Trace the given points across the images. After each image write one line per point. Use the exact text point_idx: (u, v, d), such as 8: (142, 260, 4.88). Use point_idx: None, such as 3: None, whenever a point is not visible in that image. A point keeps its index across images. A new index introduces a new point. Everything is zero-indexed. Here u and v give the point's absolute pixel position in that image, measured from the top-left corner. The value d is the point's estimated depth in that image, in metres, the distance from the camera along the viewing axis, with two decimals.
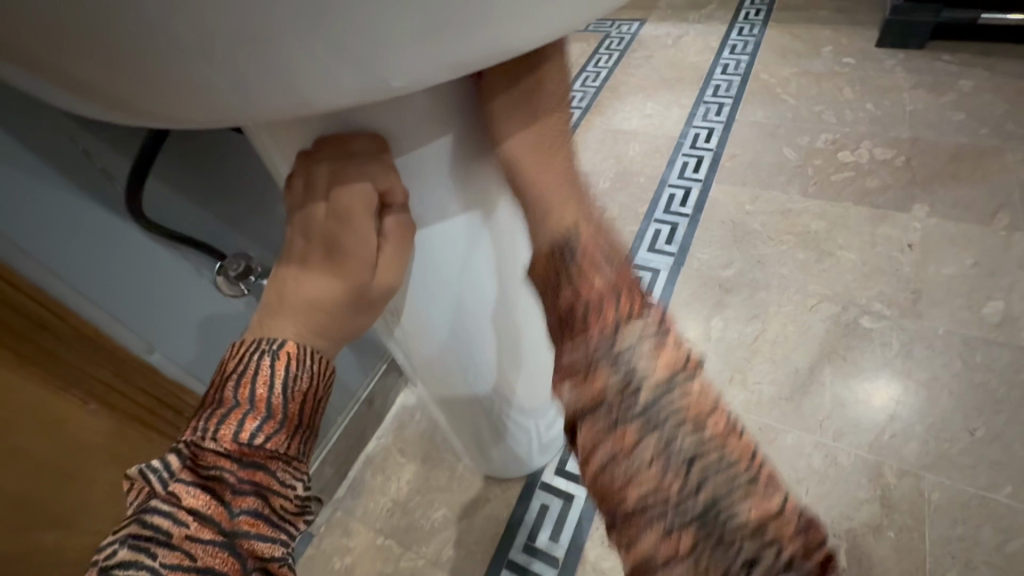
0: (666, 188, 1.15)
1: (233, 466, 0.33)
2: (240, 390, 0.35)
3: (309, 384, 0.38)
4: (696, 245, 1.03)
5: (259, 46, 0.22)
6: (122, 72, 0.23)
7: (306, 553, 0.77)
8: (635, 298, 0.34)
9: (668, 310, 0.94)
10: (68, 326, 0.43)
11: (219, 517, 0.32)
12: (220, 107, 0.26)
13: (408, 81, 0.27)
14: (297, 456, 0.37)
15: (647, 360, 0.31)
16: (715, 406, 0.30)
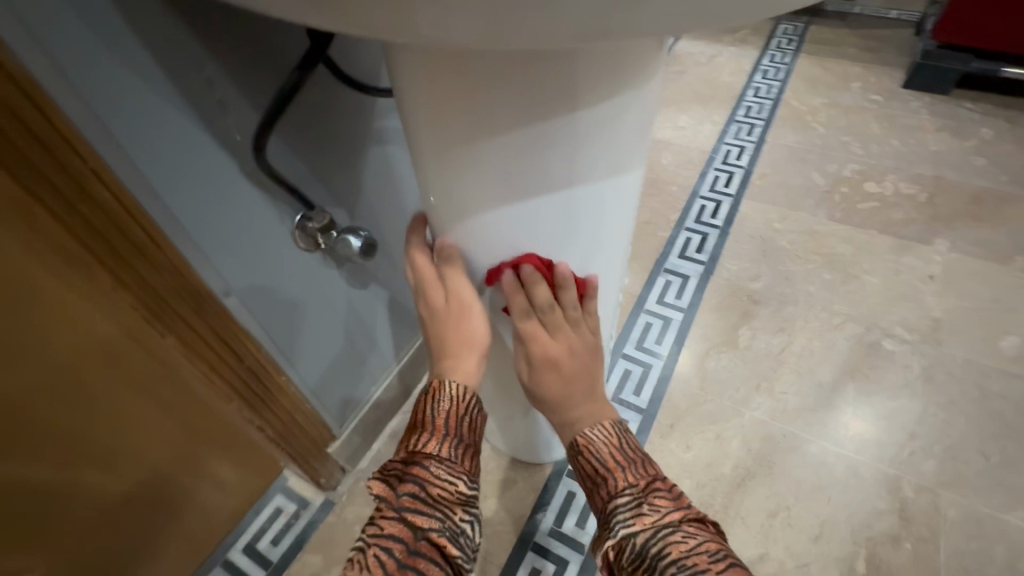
0: (697, 199, 1.18)
1: (404, 466, 0.50)
2: (412, 418, 0.54)
3: (453, 401, 0.52)
4: (727, 256, 1.06)
5: None
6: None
7: (327, 519, 0.77)
8: (630, 468, 0.54)
9: (696, 315, 0.96)
10: (163, 257, 0.43)
11: (389, 498, 0.49)
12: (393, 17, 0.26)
13: (561, 36, 0.28)
14: (451, 456, 0.51)
15: (637, 522, 0.49)
16: (702, 544, 0.47)
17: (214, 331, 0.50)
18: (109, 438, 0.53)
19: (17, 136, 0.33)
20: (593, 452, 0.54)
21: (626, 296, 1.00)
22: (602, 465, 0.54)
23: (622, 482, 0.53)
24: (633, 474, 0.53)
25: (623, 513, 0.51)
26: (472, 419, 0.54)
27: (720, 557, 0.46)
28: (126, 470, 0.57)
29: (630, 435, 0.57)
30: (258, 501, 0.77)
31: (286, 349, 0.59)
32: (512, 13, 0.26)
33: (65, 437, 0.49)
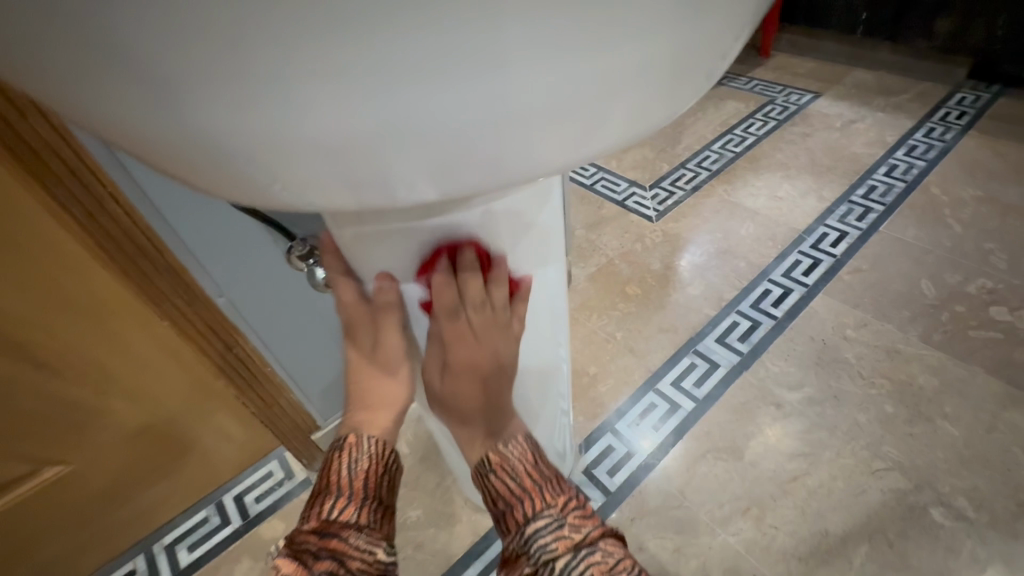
0: (763, 282, 1.06)
1: (317, 538, 0.51)
2: (325, 479, 0.56)
3: (370, 458, 0.57)
4: (771, 354, 0.94)
5: (302, 158, 0.25)
6: (247, 150, 0.25)
7: (300, 496, 0.87)
8: (537, 490, 0.56)
9: (710, 410, 0.88)
10: (164, 260, 0.56)
11: (300, 574, 0.48)
12: (267, 197, 0.29)
13: (442, 194, 0.29)
14: (368, 523, 0.53)
15: (555, 540, 0.52)
16: (612, 564, 0.51)
17: (205, 321, 0.62)
18: (122, 378, 0.67)
19: (41, 151, 0.46)
20: (508, 470, 0.57)
21: (641, 368, 0.95)
22: (515, 488, 0.56)
23: (539, 503, 0.55)
24: (546, 494, 0.56)
25: (541, 529, 0.53)
26: (386, 477, 0.58)
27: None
28: (145, 411, 0.72)
29: (534, 450, 0.59)
30: (258, 460, 0.89)
31: (272, 346, 0.69)
32: (401, 174, 0.26)
33: (86, 368, 0.64)
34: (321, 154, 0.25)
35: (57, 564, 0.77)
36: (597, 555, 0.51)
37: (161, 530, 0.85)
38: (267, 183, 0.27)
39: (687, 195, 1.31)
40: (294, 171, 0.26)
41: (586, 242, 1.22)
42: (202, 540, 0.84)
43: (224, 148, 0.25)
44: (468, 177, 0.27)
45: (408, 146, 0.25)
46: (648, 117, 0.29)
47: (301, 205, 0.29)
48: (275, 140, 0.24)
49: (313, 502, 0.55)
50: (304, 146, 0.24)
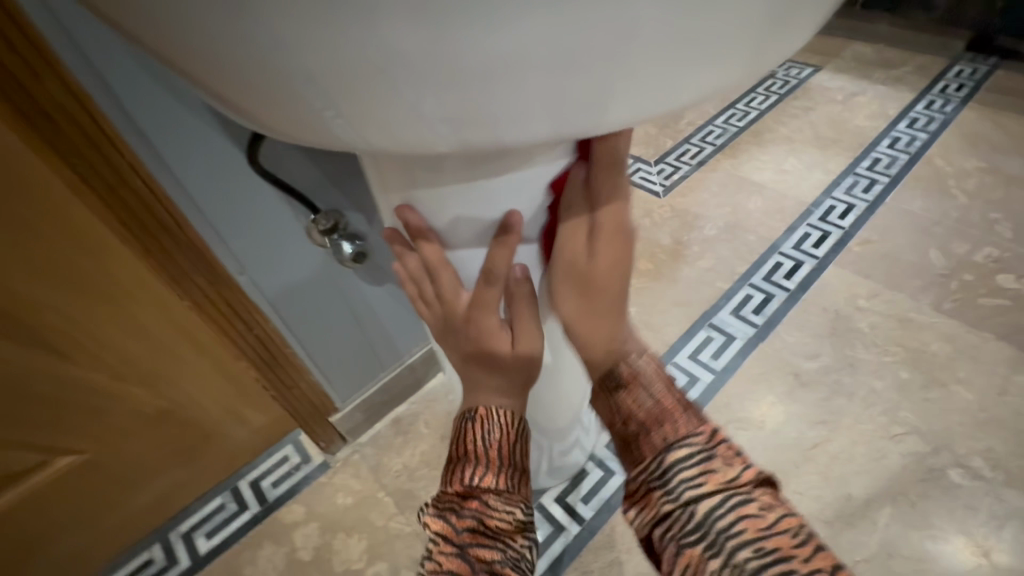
0: (774, 255, 1.07)
1: (460, 499, 0.49)
2: (460, 443, 0.52)
3: (504, 421, 0.51)
4: (786, 325, 0.95)
5: (386, 90, 0.26)
6: (339, 79, 0.26)
7: (319, 479, 0.85)
8: (677, 415, 0.51)
9: (728, 381, 0.88)
10: (182, 233, 0.53)
11: (449, 536, 0.48)
12: (336, 130, 0.30)
13: (508, 139, 0.30)
14: (509, 489, 0.50)
15: (699, 478, 0.47)
16: (770, 520, 0.43)
17: (224, 300, 0.59)
18: (136, 361, 0.64)
19: (54, 114, 0.43)
20: (643, 389, 0.53)
21: (658, 342, 0.95)
22: (646, 413, 0.52)
23: (677, 432, 0.50)
24: (686, 424, 0.51)
25: (677, 457, 0.48)
26: (522, 436, 0.52)
27: (794, 527, 0.43)
28: (160, 396, 0.69)
29: (669, 378, 0.54)
30: (274, 445, 0.87)
31: (292, 326, 0.67)
32: (480, 101, 0.27)
33: (99, 351, 0.60)
34: (401, 81, 0.25)
35: (68, 557, 0.74)
36: (747, 507, 0.44)
37: (175, 519, 0.82)
38: (345, 118, 0.28)
39: (693, 170, 1.30)
40: (375, 102, 0.27)
41: None
42: (220, 527, 0.81)
43: (313, 75, 0.26)
44: (541, 107, 0.28)
45: (492, 84, 0.26)
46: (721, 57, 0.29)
47: (375, 141, 0.30)
48: (361, 70, 0.25)
49: (450, 462, 0.52)
50: (394, 78, 0.25)
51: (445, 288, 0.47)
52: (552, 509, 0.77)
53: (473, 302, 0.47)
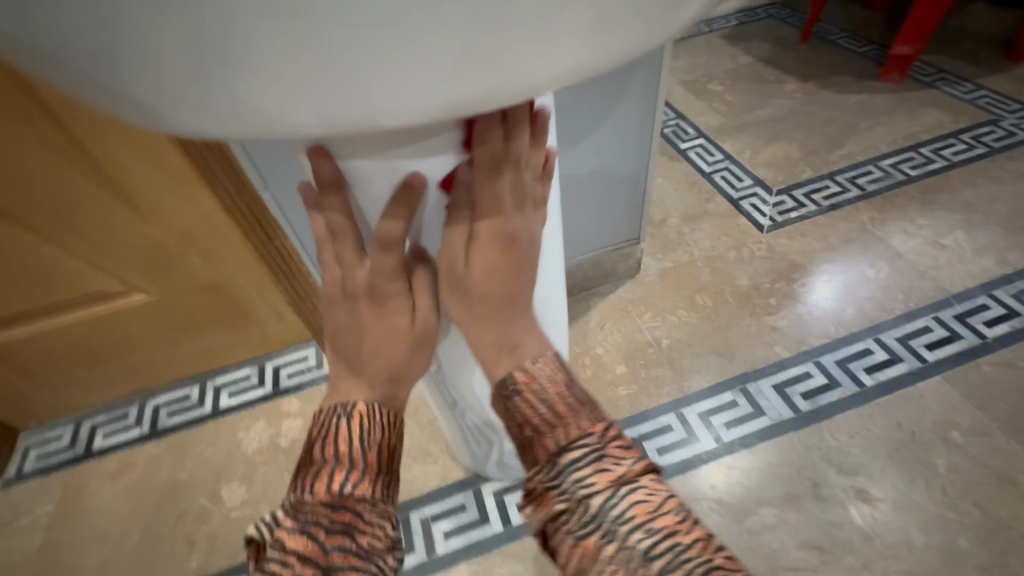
0: (866, 340, 0.87)
1: (325, 512, 0.46)
2: (326, 449, 0.49)
3: (382, 425, 0.51)
4: (836, 424, 0.78)
5: (241, 65, 0.24)
6: (177, 53, 0.23)
7: (320, 385, 0.95)
8: (567, 418, 0.49)
9: (729, 457, 0.77)
10: (217, 144, 0.62)
11: (314, 555, 0.44)
12: (190, 113, 0.27)
13: (397, 118, 0.28)
14: (383, 498, 0.49)
15: (598, 475, 0.46)
16: (658, 504, 0.45)
17: (249, 208, 0.69)
18: (195, 235, 0.78)
19: None
20: (537, 393, 0.50)
21: (675, 386, 0.86)
22: (546, 413, 0.49)
23: (572, 432, 0.49)
24: (584, 423, 0.49)
25: (574, 457, 0.47)
26: (393, 441, 0.52)
27: (688, 519, 0.44)
28: (212, 270, 0.84)
29: (561, 365, 0.52)
30: (302, 342, 1.00)
31: (308, 248, 0.75)
32: (353, 79, 0.25)
33: (166, 218, 0.75)
34: (257, 52, 0.23)
35: (137, 373, 0.95)
36: (641, 495, 0.45)
37: (217, 372, 0.99)
38: (198, 98, 0.26)
39: (819, 212, 1.10)
40: (235, 78, 0.25)
41: (675, 233, 1.10)
42: (240, 393, 0.96)
43: (143, 52, 0.23)
44: (413, 92, 0.27)
45: (360, 55, 0.24)
46: (597, 45, 0.28)
47: (243, 124, 0.28)
48: (203, 45, 0.23)
49: (307, 470, 0.49)
50: (246, 48, 0.23)
51: (348, 252, 0.46)
52: (486, 499, 0.77)
53: (373, 267, 0.45)
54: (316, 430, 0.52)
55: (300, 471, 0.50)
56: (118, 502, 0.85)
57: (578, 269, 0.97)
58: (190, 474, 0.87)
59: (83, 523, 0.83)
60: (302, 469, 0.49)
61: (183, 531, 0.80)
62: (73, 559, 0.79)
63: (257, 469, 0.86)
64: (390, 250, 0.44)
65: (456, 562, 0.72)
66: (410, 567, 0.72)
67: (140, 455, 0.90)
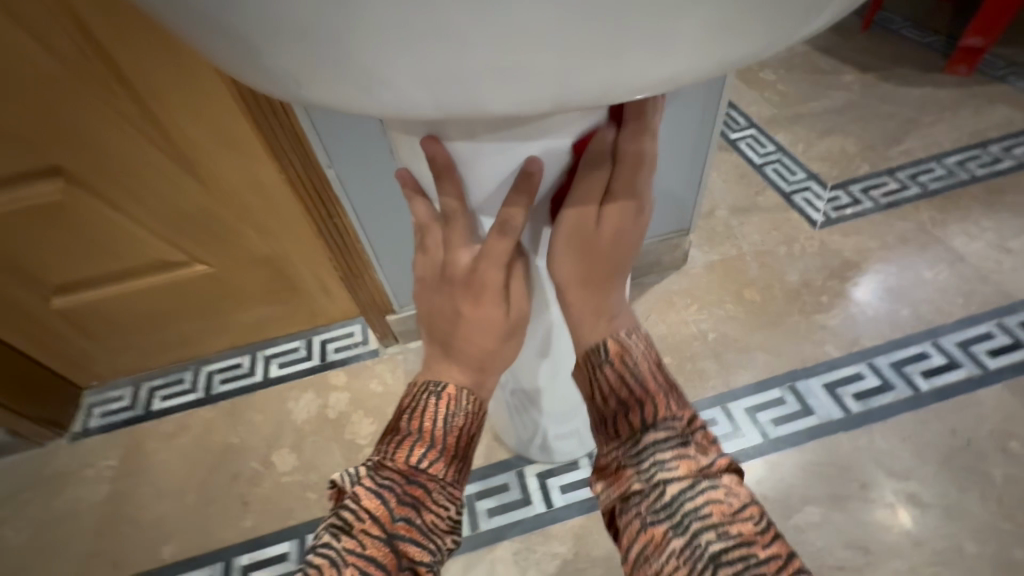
0: (923, 344, 0.85)
1: (401, 481, 0.47)
2: (412, 422, 0.51)
3: (467, 415, 0.53)
4: (887, 426, 0.77)
5: (368, 51, 0.26)
6: (314, 36, 0.26)
7: (366, 361, 0.98)
8: (652, 392, 0.51)
9: (774, 453, 0.77)
10: (286, 120, 0.63)
11: (384, 516, 0.43)
12: (317, 88, 0.30)
13: (502, 108, 0.29)
14: (451, 483, 0.50)
15: (678, 462, 0.46)
16: (735, 507, 0.42)
17: (311, 184, 0.70)
18: (255, 208, 0.80)
19: None
20: (631, 363, 0.52)
21: (720, 379, 0.85)
22: (633, 389, 0.51)
23: (659, 413, 0.50)
24: (668, 407, 0.50)
25: (656, 437, 0.48)
26: (472, 436, 0.54)
27: (766, 526, 0.41)
28: (269, 242, 0.86)
29: (653, 354, 0.54)
30: (349, 318, 1.03)
31: (365, 225, 0.76)
32: (467, 70, 0.27)
33: (230, 190, 0.77)
34: (384, 42, 0.25)
35: (186, 341, 0.99)
36: (716, 495, 0.43)
37: (266, 342, 1.02)
38: (326, 75, 0.28)
39: (876, 209, 1.06)
40: (363, 61, 0.27)
41: (723, 226, 1.08)
42: (289, 363, 0.99)
43: (285, 32, 0.26)
44: (517, 89, 0.28)
45: (477, 49, 0.25)
46: (707, 54, 0.28)
47: (361, 101, 0.30)
48: (338, 31, 0.25)
49: (391, 437, 0.50)
50: (374, 36, 0.25)
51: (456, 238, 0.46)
52: (529, 480, 0.78)
53: (484, 254, 0.46)
54: (402, 404, 0.54)
55: (383, 438, 0.51)
56: (177, 461, 0.89)
57: None
58: (243, 438, 0.90)
59: (145, 478, 0.88)
60: (385, 436, 0.51)
61: (237, 491, 0.84)
62: (136, 511, 0.84)
63: (306, 438, 0.89)
64: (505, 236, 0.45)
65: (499, 539, 0.73)
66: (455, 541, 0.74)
67: (196, 417, 0.95)
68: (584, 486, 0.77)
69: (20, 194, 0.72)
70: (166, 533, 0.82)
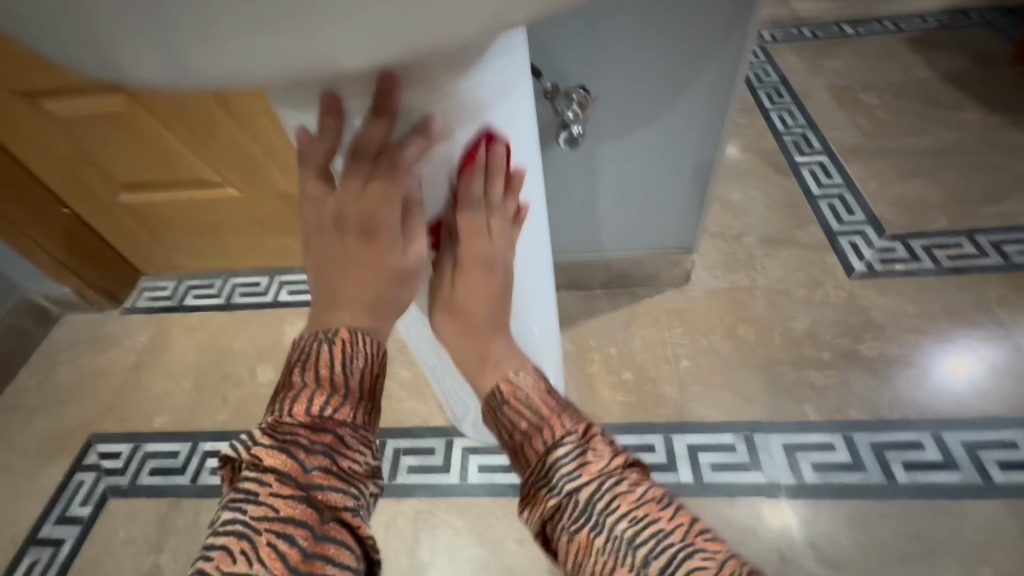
0: (919, 433, 0.74)
1: (306, 433, 0.42)
2: (305, 371, 0.45)
3: (368, 354, 0.46)
4: (839, 508, 0.70)
5: (189, 22, 0.26)
6: (128, 13, 0.25)
7: None
8: (543, 418, 0.47)
9: (702, 497, 0.73)
10: None
11: (294, 474, 0.40)
12: (151, 66, 0.29)
13: (350, 55, 0.30)
14: (364, 425, 0.46)
15: (583, 465, 0.43)
16: (640, 494, 0.41)
17: None
18: (276, 143, 0.89)
19: None
20: (523, 401, 0.48)
21: (675, 409, 0.81)
22: (529, 418, 0.47)
23: (557, 429, 0.45)
24: (562, 420, 0.46)
25: (561, 454, 0.44)
26: (378, 369, 0.48)
27: (676, 506, 0.41)
28: (288, 177, 0.95)
29: (532, 374, 0.50)
30: None
31: None
32: (301, 28, 0.27)
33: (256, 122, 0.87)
34: (207, 13, 0.25)
35: (222, 253, 1.12)
36: (622, 486, 0.41)
37: (284, 269, 1.13)
38: (154, 50, 0.28)
39: (932, 271, 0.92)
40: (189, 33, 0.26)
41: (745, 253, 0.99)
42: (297, 292, 1.10)
43: (96, 11, 0.25)
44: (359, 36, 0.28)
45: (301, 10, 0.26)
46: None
47: (199, 72, 0.30)
48: (153, 4, 0.25)
49: (282, 390, 0.45)
50: (192, 5, 0.25)
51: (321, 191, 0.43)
52: (453, 451, 0.81)
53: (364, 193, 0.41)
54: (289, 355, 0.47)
55: (275, 392, 0.46)
56: (186, 352, 1.04)
57: (618, 264, 0.93)
58: (242, 347, 1.02)
59: (160, 359, 1.03)
60: (276, 393, 0.46)
61: (222, 389, 0.97)
62: (145, 383, 1.00)
63: None
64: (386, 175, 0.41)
65: (409, 495, 0.78)
66: None
67: (212, 319, 1.09)
68: (501, 472, 0.79)
69: (92, 100, 0.85)
70: (160, 408, 0.96)
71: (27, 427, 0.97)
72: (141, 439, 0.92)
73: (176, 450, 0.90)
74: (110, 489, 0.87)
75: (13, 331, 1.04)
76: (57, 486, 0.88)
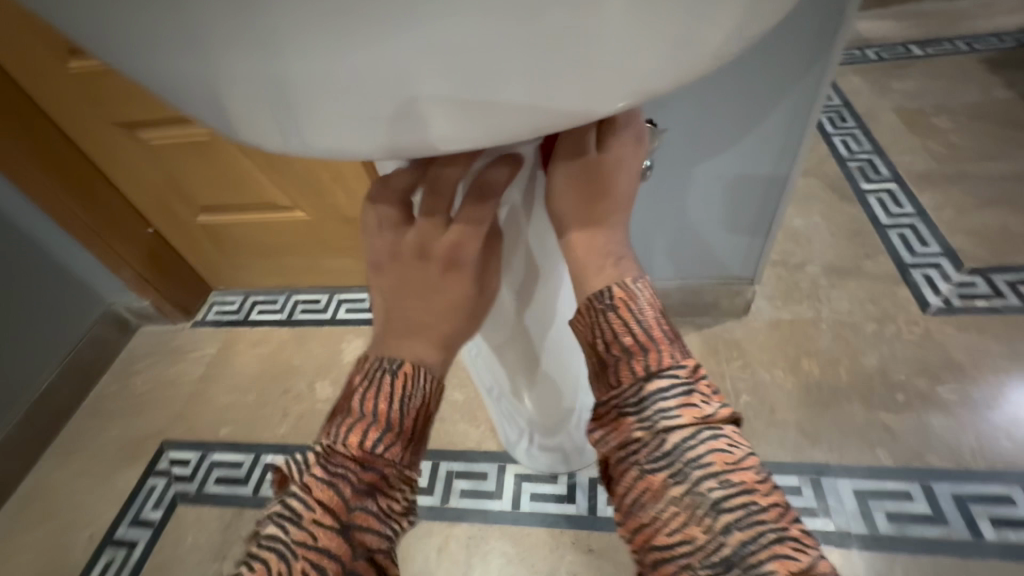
0: (1006, 487, 0.70)
1: (354, 468, 0.42)
2: (364, 401, 0.45)
3: (423, 394, 0.46)
4: (919, 563, 0.66)
5: (310, 98, 0.27)
6: (257, 88, 0.27)
7: None
8: (644, 342, 0.42)
9: None
10: None
11: (337, 509, 0.41)
12: (268, 134, 0.31)
13: (447, 137, 0.31)
14: (411, 464, 0.46)
15: (683, 407, 0.38)
16: (740, 457, 0.35)
17: None
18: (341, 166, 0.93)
19: None
20: (634, 312, 0.43)
21: None
22: (632, 336, 0.42)
23: (663, 356, 0.41)
24: (666, 356, 0.41)
25: (663, 382, 0.40)
26: (432, 407, 0.48)
27: (771, 482, 0.35)
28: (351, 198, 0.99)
29: (647, 292, 0.44)
30: None
31: None
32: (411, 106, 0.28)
33: None
34: (327, 90, 0.27)
35: (284, 270, 1.18)
36: (720, 439, 0.36)
37: (342, 288, 1.18)
38: (273, 120, 0.29)
39: (1017, 310, 0.86)
40: (309, 108, 0.28)
41: (808, 283, 0.96)
42: (354, 310, 1.14)
43: (230, 86, 0.27)
44: (463, 116, 0.29)
45: (414, 88, 0.27)
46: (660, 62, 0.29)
47: (309, 143, 0.31)
48: (282, 83, 0.26)
49: (340, 413, 0.45)
50: (316, 83, 0.26)
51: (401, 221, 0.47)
52: (506, 477, 0.82)
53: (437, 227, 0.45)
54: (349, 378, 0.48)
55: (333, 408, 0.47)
56: (251, 365, 1.09)
57: (675, 293, 0.91)
58: (302, 363, 1.07)
59: (227, 371, 1.09)
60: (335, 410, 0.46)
61: (283, 403, 1.01)
62: (213, 394, 1.05)
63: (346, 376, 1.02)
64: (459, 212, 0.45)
65: (461, 520, 0.78)
66: (426, 506, 0.81)
67: (274, 334, 1.14)
68: (554, 502, 0.78)
69: (179, 128, 0.92)
70: (226, 419, 1.00)
71: (106, 431, 1.03)
72: (209, 448, 0.97)
73: (239, 461, 0.94)
74: (179, 496, 0.92)
75: (97, 339, 1.12)
76: (131, 490, 0.94)
